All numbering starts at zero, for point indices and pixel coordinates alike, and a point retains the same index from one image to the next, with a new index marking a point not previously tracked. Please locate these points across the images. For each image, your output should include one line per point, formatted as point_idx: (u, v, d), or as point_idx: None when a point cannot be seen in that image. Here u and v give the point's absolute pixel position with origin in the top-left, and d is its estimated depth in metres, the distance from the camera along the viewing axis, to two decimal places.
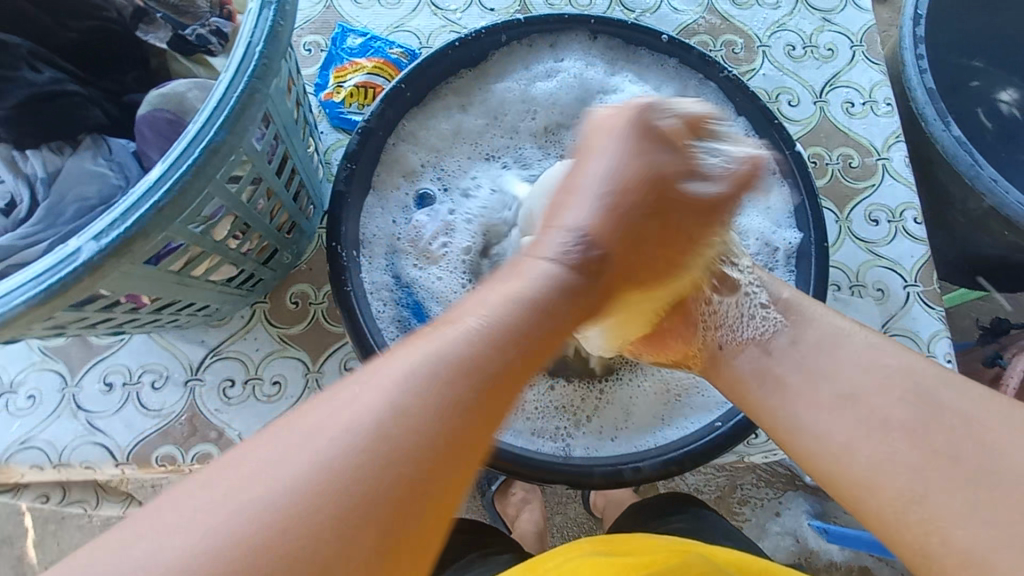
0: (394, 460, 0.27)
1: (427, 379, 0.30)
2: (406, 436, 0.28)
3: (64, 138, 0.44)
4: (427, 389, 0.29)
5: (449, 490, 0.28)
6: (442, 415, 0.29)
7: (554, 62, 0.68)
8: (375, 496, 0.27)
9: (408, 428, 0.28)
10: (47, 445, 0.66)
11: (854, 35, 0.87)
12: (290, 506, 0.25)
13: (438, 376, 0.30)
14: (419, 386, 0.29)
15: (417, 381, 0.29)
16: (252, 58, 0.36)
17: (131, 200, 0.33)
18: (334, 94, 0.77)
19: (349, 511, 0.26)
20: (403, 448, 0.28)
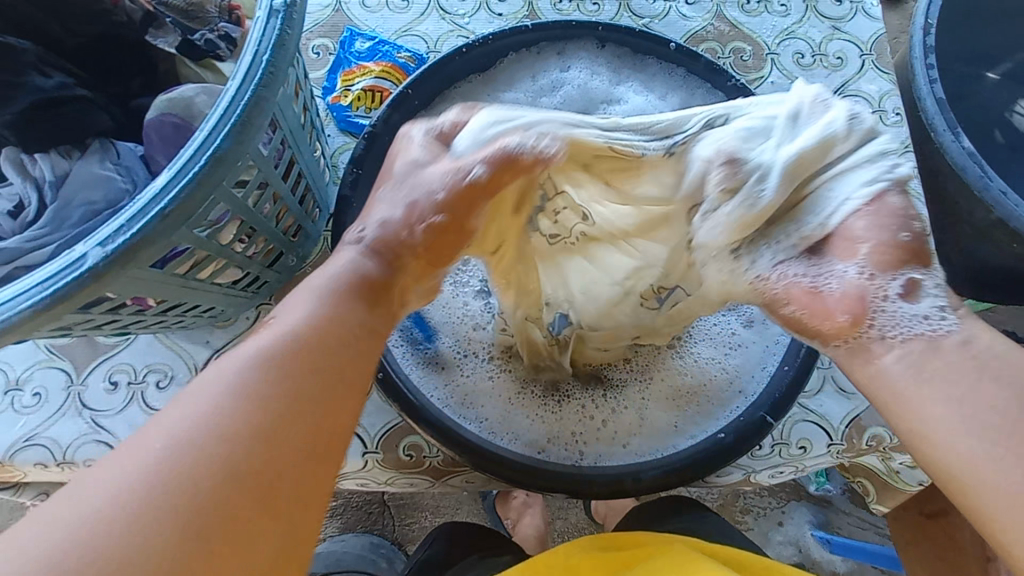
0: (244, 440, 0.34)
1: (262, 374, 0.36)
2: (249, 403, 0.35)
3: (73, 143, 0.44)
4: (261, 380, 0.36)
5: (296, 478, 0.34)
6: (277, 400, 0.36)
7: (561, 72, 0.69)
8: (241, 473, 0.33)
9: (252, 417, 0.34)
10: (51, 442, 0.67)
11: (864, 43, 0.86)
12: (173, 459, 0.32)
13: (260, 352, 0.37)
14: (256, 378, 0.36)
15: (257, 373, 0.36)
16: (258, 66, 0.36)
17: (137, 207, 0.33)
18: (342, 98, 0.77)
19: (221, 488, 0.32)
20: (246, 430, 0.34)
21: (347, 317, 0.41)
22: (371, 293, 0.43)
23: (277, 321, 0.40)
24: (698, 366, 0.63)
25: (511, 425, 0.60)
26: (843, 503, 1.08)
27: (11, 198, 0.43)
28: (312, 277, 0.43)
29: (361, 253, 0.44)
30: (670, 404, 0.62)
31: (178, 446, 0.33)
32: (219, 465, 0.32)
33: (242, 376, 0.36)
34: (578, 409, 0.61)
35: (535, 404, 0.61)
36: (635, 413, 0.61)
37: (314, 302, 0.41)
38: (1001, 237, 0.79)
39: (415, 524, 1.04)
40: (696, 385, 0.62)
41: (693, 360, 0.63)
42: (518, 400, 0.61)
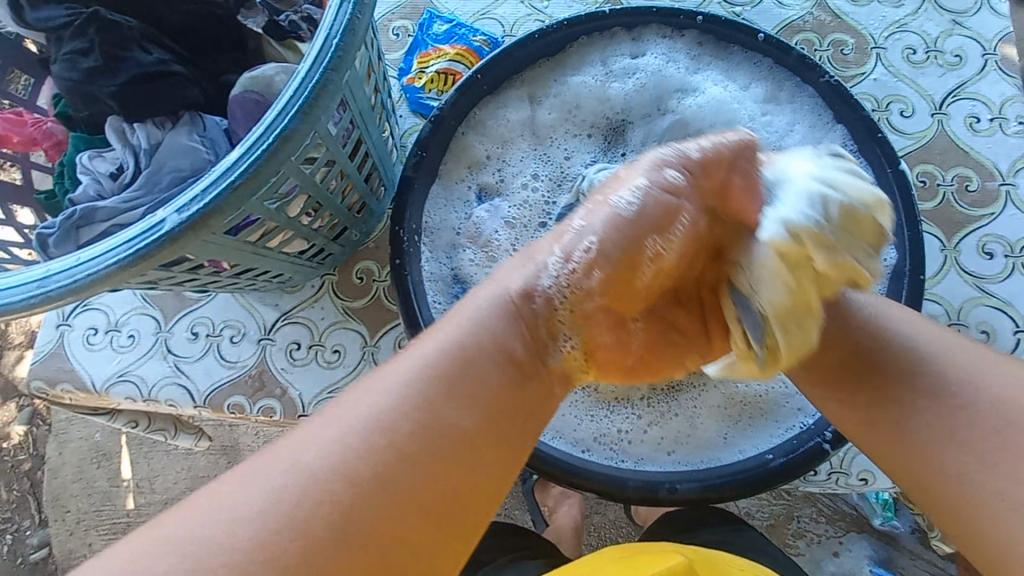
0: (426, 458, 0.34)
1: (438, 392, 0.36)
2: (433, 429, 0.35)
3: (167, 115, 0.48)
4: (438, 396, 0.36)
5: (420, 495, 0.34)
6: (446, 421, 0.36)
7: (632, 60, 0.66)
8: (406, 493, 0.33)
9: (429, 431, 0.35)
10: (140, 380, 0.75)
11: (987, 41, 0.76)
12: (362, 467, 0.33)
13: (438, 387, 0.36)
14: (428, 399, 0.36)
15: (425, 391, 0.36)
16: (328, 50, 0.37)
17: (211, 179, 0.36)
18: (416, 79, 0.79)
19: (363, 518, 0.32)
20: (425, 450, 0.34)
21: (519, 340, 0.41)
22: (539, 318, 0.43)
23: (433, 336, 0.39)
24: (764, 374, 0.59)
25: (556, 423, 0.59)
26: (910, 543, 0.99)
27: (114, 161, 0.47)
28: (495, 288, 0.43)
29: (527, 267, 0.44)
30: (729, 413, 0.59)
31: (334, 475, 0.32)
32: (382, 486, 0.33)
33: (376, 408, 0.35)
34: (625, 409, 0.60)
35: (585, 398, 0.60)
36: (687, 418, 0.59)
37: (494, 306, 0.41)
38: None
39: None
40: (757, 397, 0.59)
41: (763, 375, 0.60)
42: (563, 395, 0.60)
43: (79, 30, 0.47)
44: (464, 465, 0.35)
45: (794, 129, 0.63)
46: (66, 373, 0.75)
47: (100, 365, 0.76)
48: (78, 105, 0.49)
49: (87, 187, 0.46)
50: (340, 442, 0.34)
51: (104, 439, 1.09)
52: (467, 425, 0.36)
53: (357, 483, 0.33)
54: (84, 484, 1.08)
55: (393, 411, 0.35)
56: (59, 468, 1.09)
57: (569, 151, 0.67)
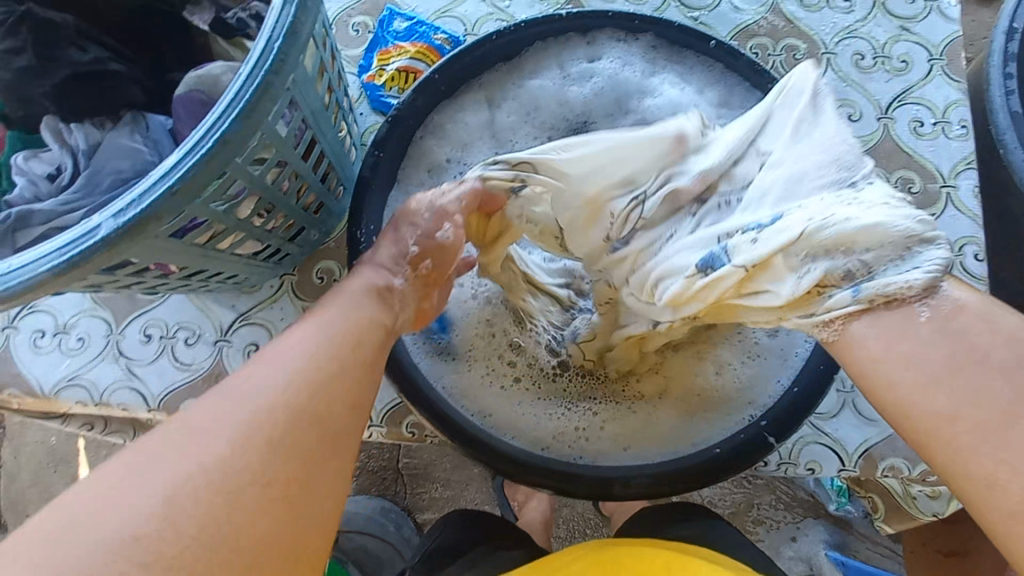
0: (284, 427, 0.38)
1: (297, 374, 0.40)
2: (284, 393, 0.39)
3: (107, 115, 0.46)
4: (295, 378, 0.40)
5: (282, 461, 0.37)
6: (299, 393, 0.39)
7: (589, 63, 0.67)
8: (276, 452, 0.37)
9: (285, 401, 0.39)
10: (90, 384, 0.73)
11: (933, 47, 0.80)
12: (219, 489, 0.35)
13: (297, 364, 0.40)
14: (286, 381, 0.39)
15: (285, 377, 0.39)
16: (269, 53, 0.37)
17: (148, 184, 0.35)
18: (376, 77, 0.78)
19: (244, 492, 0.35)
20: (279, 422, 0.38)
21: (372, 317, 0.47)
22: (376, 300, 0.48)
23: (302, 328, 0.43)
24: (721, 367, 0.61)
25: (517, 423, 0.60)
26: (864, 527, 1.02)
27: (51, 162, 0.46)
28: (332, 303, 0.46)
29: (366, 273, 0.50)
30: (674, 400, 0.61)
31: (205, 464, 0.35)
32: (250, 460, 0.36)
33: (234, 401, 0.38)
34: (579, 408, 0.61)
35: (532, 392, 0.62)
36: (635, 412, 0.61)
37: (327, 317, 0.45)
38: None
39: (425, 493, 1.08)
40: (712, 389, 0.60)
41: (710, 366, 0.61)
42: (515, 393, 0.61)
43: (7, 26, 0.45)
44: (298, 463, 0.38)
45: None
46: (12, 378, 0.72)
47: (47, 369, 0.73)
48: (12, 103, 0.47)
49: (22, 189, 0.45)
50: (202, 441, 0.36)
51: (60, 443, 1.06)
52: (302, 402, 0.39)
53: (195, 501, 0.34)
54: (39, 490, 1.05)
55: (232, 424, 0.37)
56: (12, 474, 1.05)
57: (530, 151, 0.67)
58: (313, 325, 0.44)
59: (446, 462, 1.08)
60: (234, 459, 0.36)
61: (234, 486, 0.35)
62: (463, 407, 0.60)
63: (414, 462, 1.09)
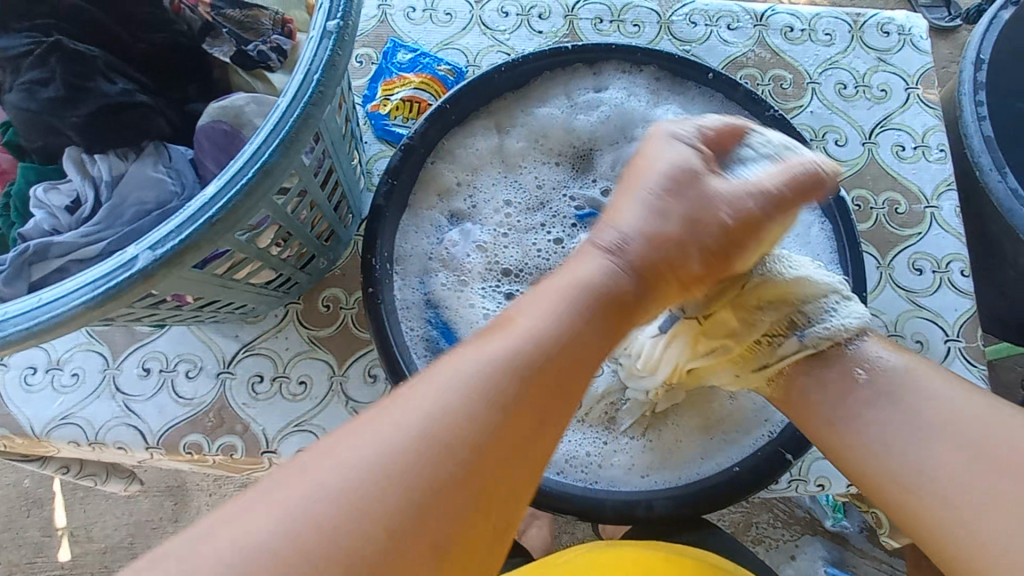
0: (449, 488, 0.32)
1: (481, 394, 0.35)
2: (478, 444, 0.33)
3: (129, 145, 0.46)
4: (495, 393, 0.35)
5: (467, 527, 0.32)
6: (489, 427, 0.34)
7: (597, 94, 0.69)
8: (426, 512, 0.31)
9: (458, 448, 0.33)
10: (85, 423, 0.70)
11: (909, 77, 0.85)
12: (335, 528, 0.30)
13: (478, 383, 0.35)
14: (479, 404, 0.34)
15: (470, 399, 0.34)
16: (309, 85, 0.37)
17: (188, 214, 0.35)
18: (381, 106, 0.80)
19: (374, 551, 0.30)
20: (446, 480, 0.32)
21: (595, 325, 0.40)
22: (603, 309, 0.40)
23: (522, 322, 0.38)
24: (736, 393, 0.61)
25: None
26: (858, 541, 1.04)
27: (69, 193, 0.45)
28: (561, 276, 0.41)
29: (598, 269, 0.42)
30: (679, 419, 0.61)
31: (337, 507, 0.30)
32: (407, 515, 0.31)
33: (403, 436, 0.33)
34: (590, 434, 0.60)
35: None
36: (646, 437, 0.60)
37: (550, 304, 0.39)
38: None
39: None
40: (725, 413, 0.60)
41: (719, 400, 0.61)
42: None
43: (39, 58, 0.45)
44: (471, 509, 0.32)
45: None
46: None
47: (40, 407, 0.70)
48: (31, 135, 0.46)
49: (40, 221, 0.44)
50: (343, 470, 0.31)
51: (34, 486, 1.00)
52: (475, 445, 0.33)
53: (341, 490, 0.31)
54: (12, 536, 0.99)
55: (411, 424, 0.33)
56: None
57: (538, 176, 0.69)
58: (518, 332, 0.38)
59: None
60: (368, 508, 0.31)
61: (393, 487, 0.31)
62: None
63: None
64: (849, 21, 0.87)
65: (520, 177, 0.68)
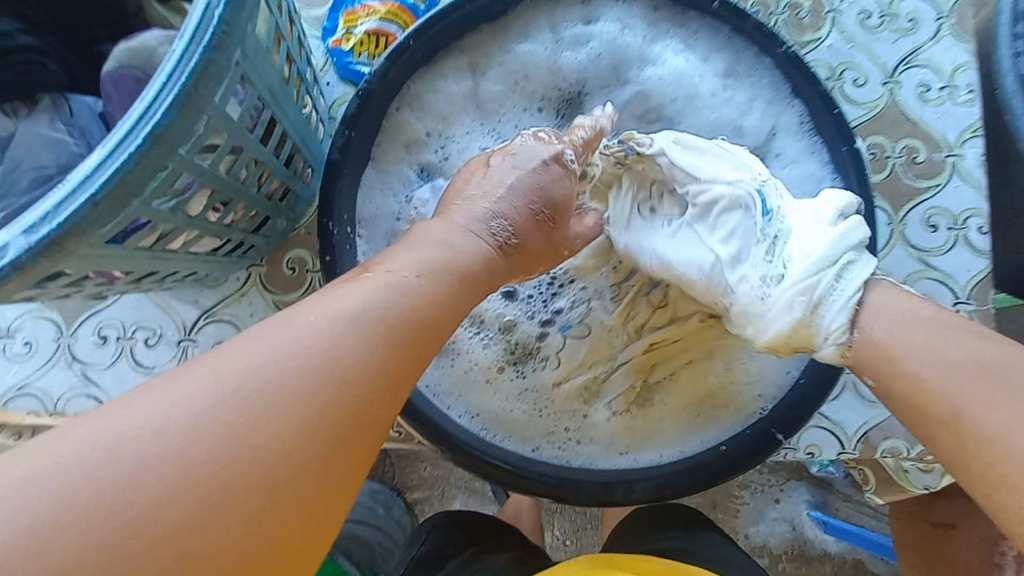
0: (277, 448, 0.30)
1: (329, 350, 0.33)
2: (316, 404, 0.32)
3: (21, 102, 0.41)
4: (344, 352, 0.33)
5: (293, 495, 0.30)
6: (333, 383, 0.32)
7: (585, 26, 0.60)
8: (249, 472, 0.29)
9: (295, 406, 0.31)
10: (42, 393, 0.66)
11: (943, 4, 0.75)
12: (148, 479, 0.27)
13: (333, 344, 0.33)
14: (326, 359, 0.33)
15: (318, 355, 0.33)
16: (209, 23, 0.30)
17: (67, 189, 0.29)
18: (343, 41, 0.70)
19: (182, 498, 0.28)
20: (279, 436, 0.30)
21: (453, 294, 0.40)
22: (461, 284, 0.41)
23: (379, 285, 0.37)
24: (733, 365, 0.57)
25: (510, 425, 0.56)
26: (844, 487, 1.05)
27: None
28: (427, 249, 0.42)
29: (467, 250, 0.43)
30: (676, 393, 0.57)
31: (149, 457, 0.28)
32: (219, 475, 0.29)
33: (232, 380, 0.31)
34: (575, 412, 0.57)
35: (520, 391, 0.57)
36: (634, 415, 0.56)
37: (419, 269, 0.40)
38: None
39: None
40: (715, 388, 0.57)
41: (716, 379, 0.57)
42: (505, 395, 0.56)
43: None
44: (301, 473, 0.30)
45: (753, 106, 0.59)
46: None
47: None
48: None
49: None
50: (160, 412, 0.29)
51: None
52: (313, 408, 0.31)
53: (209, 456, 0.29)
54: None
55: (262, 374, 0.31)
56: None
57: (518, 123, 0.61)
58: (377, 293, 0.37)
59: None
60: (182, 460, 0.28)
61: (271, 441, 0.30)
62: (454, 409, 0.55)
63: None
64: None
65: (499, 125, 0.60)
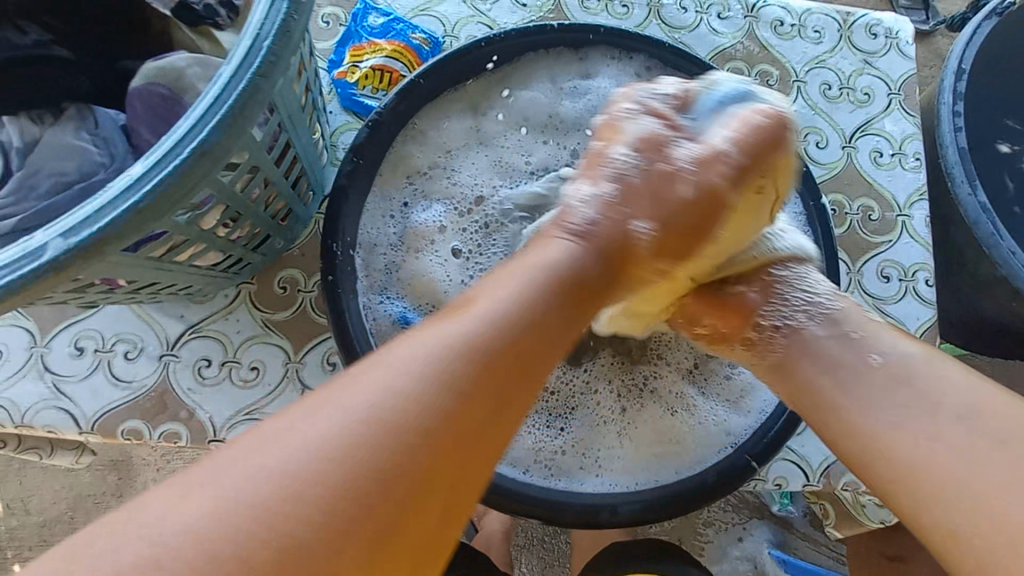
0: (398, 477, 0.32)
1: (429, 380, 0.36)
2: (439, 423, 0.35)
3: (46, 108, 0.42)
4: (433, 380, 0.36)
5: (399, 517, 0.32)
6: (450, 417, 0.35)
7: (584, 81, 0.65)
8: (348, 498, 0.31)
9: (432, 419, 0.34)
10: (9, 404, 0.64)
11: (892, 82, 0.84)
12: (287, 503, 0.30)
13: (443, 368, 0.36)
14: (425, 383, 0.35)
15: (421, 382, 0.35)
16: (258, 52, 0.33)
17: (108, 196, 0.30)
18: (348, 74, 0.74)
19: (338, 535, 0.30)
20: (396, 465, 0.33)
21: (553, 310, 0.42)
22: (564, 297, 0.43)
23: (486, 299, 0.41)
24: (708, 408, 0.61)
25: (503, 449, 0.57)
26: (802, 525, 1.06)
27: None
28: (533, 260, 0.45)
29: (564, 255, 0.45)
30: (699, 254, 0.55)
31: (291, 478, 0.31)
32: (323, 504, 0.30)
33: (363, 402, 0.34)
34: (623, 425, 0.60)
35: None
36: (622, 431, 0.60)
37: (506, 289, 0.42)
38: (1000, 292, 0.79)
39: None
40: (695, 425, 0.60)
41: (697, 408, 0.62)
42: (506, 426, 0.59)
43: None
44: (409, 507, 0.32)
45: None
46: None
47: None
48: None
49: None
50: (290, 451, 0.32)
51: None
52: (413, 424, 0.34)
53: (323, 486, 0.31)
54: None
55: (367, 402, 0.34)
56: None
57: (509, 150, 0.64)
58: (486, 309, 0.40)
59: None
60: (309, 492, 0.30)
61: (394, 472, 0.32)
62: None
63: None
64: (838, 20, 0.85)
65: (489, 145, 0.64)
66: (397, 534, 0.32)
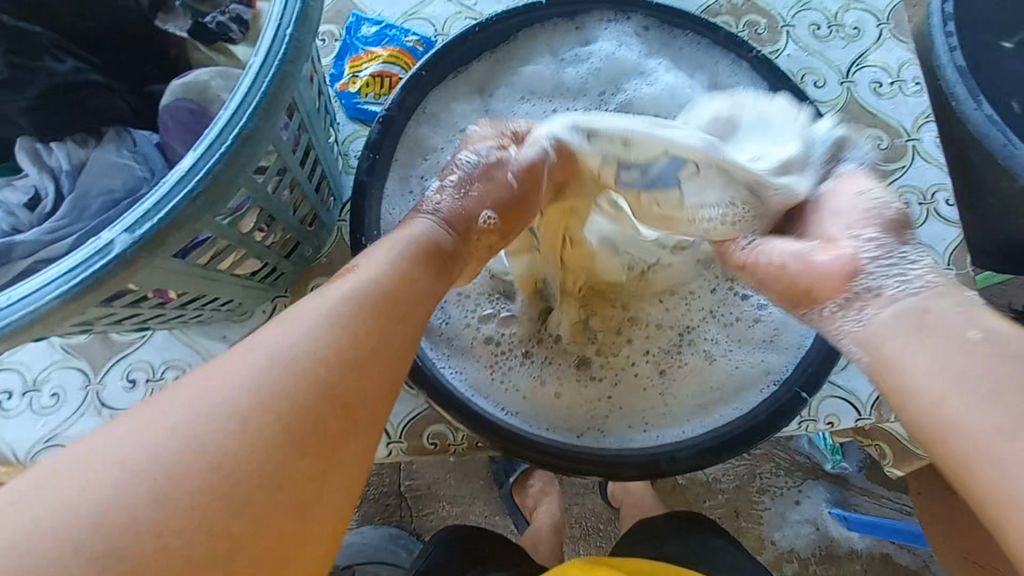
0: (261, 442, 0.31)
1: (306, 353, 0.35)
2: (280, 383, 0.33)
3: (86, 132, 0.45)
4: (317, 343, 0.35)
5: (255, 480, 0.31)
6: (308, 377, 0.34)
7: (584, 47, 0.67)
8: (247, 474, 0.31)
9: (288, 382, 0.33)
10: (73, 442, 0.66)
11: (880, 13, 0.84)
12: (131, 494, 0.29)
13: (324, 332, 0.36)
14: (310, 343, 0.35)
15: (309, 340, 0.35)
16: (281, 41, 0.35)
17: (164, 190, 0.32)
18: (349, 84, 0.76)
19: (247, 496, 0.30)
20: (262, 434, 0.32)
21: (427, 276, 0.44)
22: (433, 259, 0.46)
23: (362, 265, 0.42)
24: (744, 353, 0.61)
25: (543, 412, 0.58)
26: (860, 481, 1.03)
27: (26, 189, 0.44)
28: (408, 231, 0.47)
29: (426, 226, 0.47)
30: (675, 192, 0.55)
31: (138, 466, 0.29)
32: (172, 475, 0.30)
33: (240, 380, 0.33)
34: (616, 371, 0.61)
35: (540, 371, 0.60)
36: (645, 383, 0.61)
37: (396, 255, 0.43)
38: None
39: (432, 514, 0.97)
40: (732, 375, 0.60)
41: (734, 356, 0.61)
42: (541, 392, 0.59)
43: None
44: (291, 461, 0.32)
45: None
46: None
47: (22, 431, 0.66)
48: None
49: None
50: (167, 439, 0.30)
51: None
52: (310, 384, 0.34)
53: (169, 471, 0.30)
54: None
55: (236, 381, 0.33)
56: None
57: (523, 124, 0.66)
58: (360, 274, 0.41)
59: (449, 477, 0.98)
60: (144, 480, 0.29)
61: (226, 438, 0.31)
62: (482, 396, 0.58)
63: (414, 482, 0.98)
64: None
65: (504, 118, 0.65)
66: (300, 479, 0.32)
